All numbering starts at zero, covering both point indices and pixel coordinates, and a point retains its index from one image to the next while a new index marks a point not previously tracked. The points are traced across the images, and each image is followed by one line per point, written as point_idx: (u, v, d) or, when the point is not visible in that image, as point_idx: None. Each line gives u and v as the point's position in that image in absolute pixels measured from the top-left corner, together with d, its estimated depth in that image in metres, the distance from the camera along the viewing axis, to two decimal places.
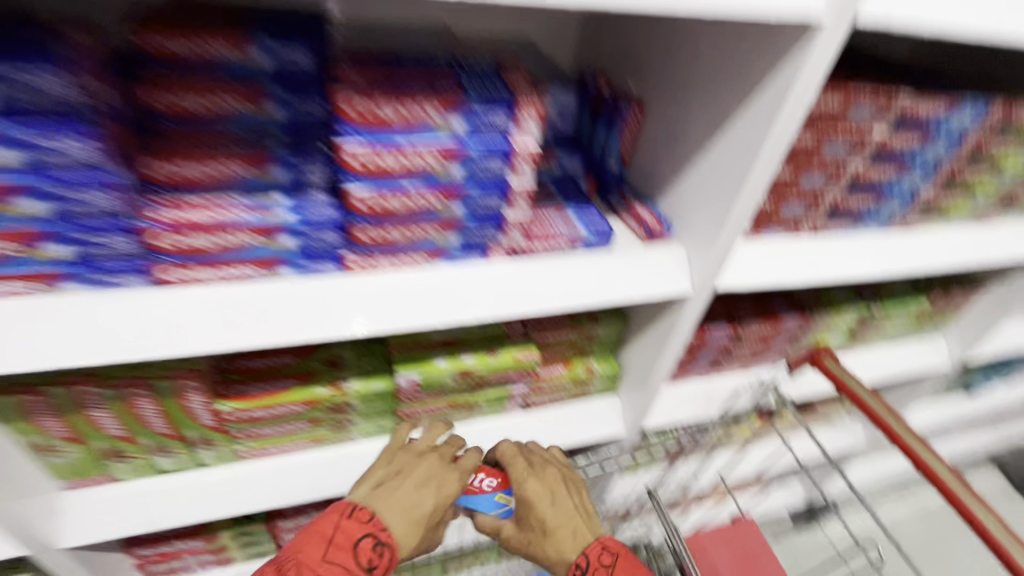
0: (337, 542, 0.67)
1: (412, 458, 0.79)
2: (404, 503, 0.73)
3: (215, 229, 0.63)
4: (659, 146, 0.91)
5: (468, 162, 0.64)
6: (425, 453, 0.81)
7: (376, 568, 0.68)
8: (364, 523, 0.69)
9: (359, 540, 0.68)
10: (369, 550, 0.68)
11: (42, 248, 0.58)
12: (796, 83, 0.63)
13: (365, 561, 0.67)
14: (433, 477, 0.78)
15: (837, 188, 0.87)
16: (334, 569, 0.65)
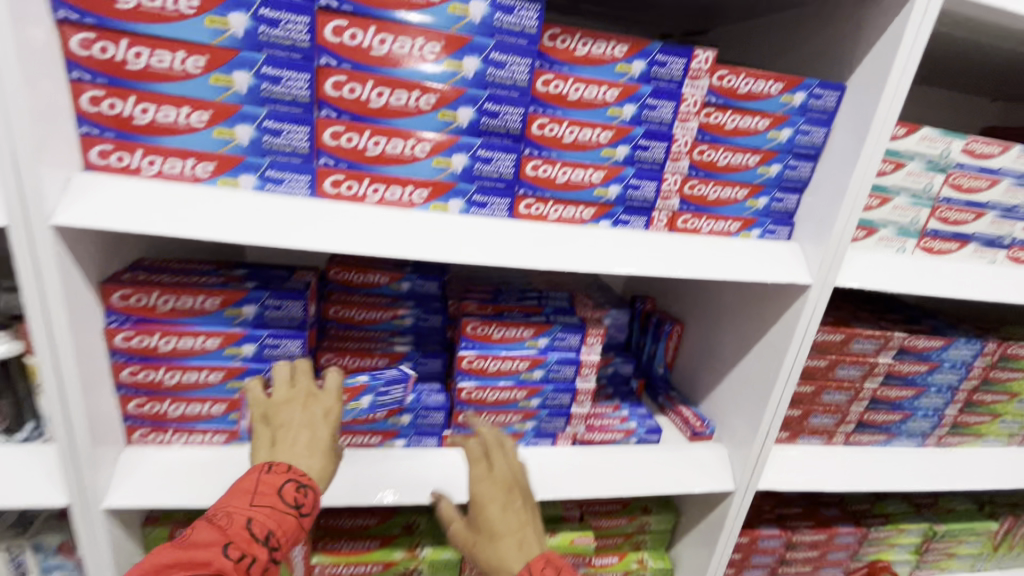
0: (261, 493, 0.66)
1: (296, 400, 0.73)
2: (305, 452, 0.70)
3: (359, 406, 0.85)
4: (696, 359, 1.11)
5: (547, 367, 0.85)
6: (299, 382, 0.75)
7: (298, 505, 0.68)
8: (282, 469, 0.68)
9: (279, 486, 0.67)
10: (291, 491, 0.67)
11: (244, 411, 0.81)
12: (800, 326, 0.84)
13: (288, 501, 0.66)
14: (313, 405, 0.73)
15: (860, 404, 1.00)
16: (263, 510, 0.65)
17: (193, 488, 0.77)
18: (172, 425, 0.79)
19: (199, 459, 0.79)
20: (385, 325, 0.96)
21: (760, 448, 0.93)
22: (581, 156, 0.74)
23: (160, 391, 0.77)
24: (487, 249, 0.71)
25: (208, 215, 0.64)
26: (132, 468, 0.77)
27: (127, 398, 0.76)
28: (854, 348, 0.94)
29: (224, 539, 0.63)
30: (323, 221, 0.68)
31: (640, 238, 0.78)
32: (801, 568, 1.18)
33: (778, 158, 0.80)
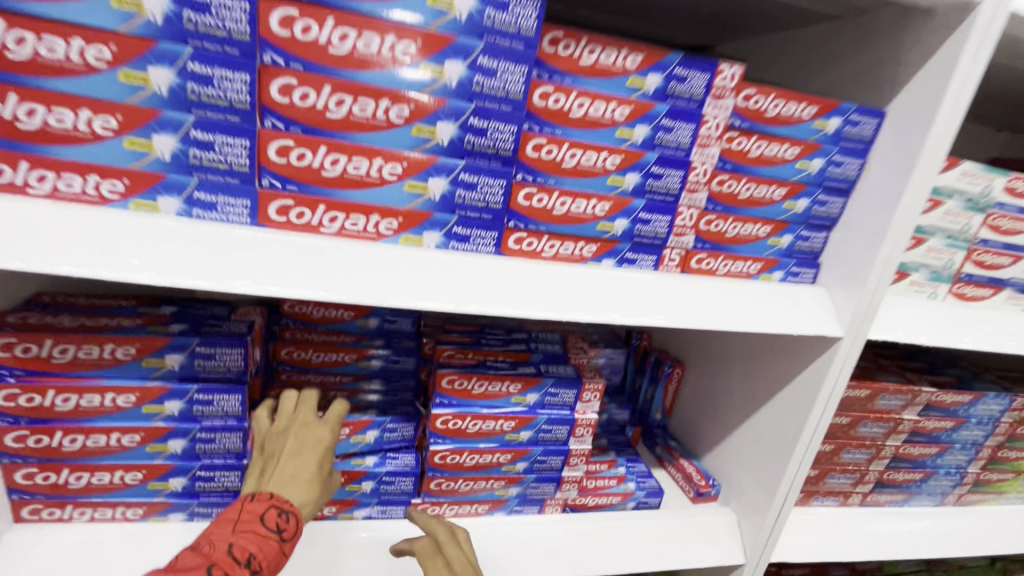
0: (245, 518, 0.54)
1: (291, 428, 0.61)
2: (287, 484, 0.57)
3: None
4: (697, 407, 1.00)
5: (536, 427, 0.73)
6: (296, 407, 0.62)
7: (284, 532, 0.55)
8: (265, 498, 0.56)
9: (264, 512, 0.55)
10: (278, 515, 0.55)
11: (168, 481, 0.66)
12: (826, 384, 0.73)
13: (271, 526, 0.54)
14: (307, 433, 0.60)
15: (879, 464, 0.90)
16: (248, 535, 0.53)
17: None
18: (71, 499, 0.64)
19: (103, 541, 0.64)
20: (348, 367, 0.82)
21: (775, 518, 0.82)
22: (583, 184, 0.62)
23: (58, 459, 0.62)
24: (469, 294, 0.58)
25: (107, 247, 0.50)
26: (14, 555, 0.61)
27: (17, 467, 0.61)
28: (878, 404, 0.84)
29: (207, 563, 0.50)
30: (261, 256, 0.54)
31: (650, 281, 0.66)
32: None
33: (806, 192, 0.70)
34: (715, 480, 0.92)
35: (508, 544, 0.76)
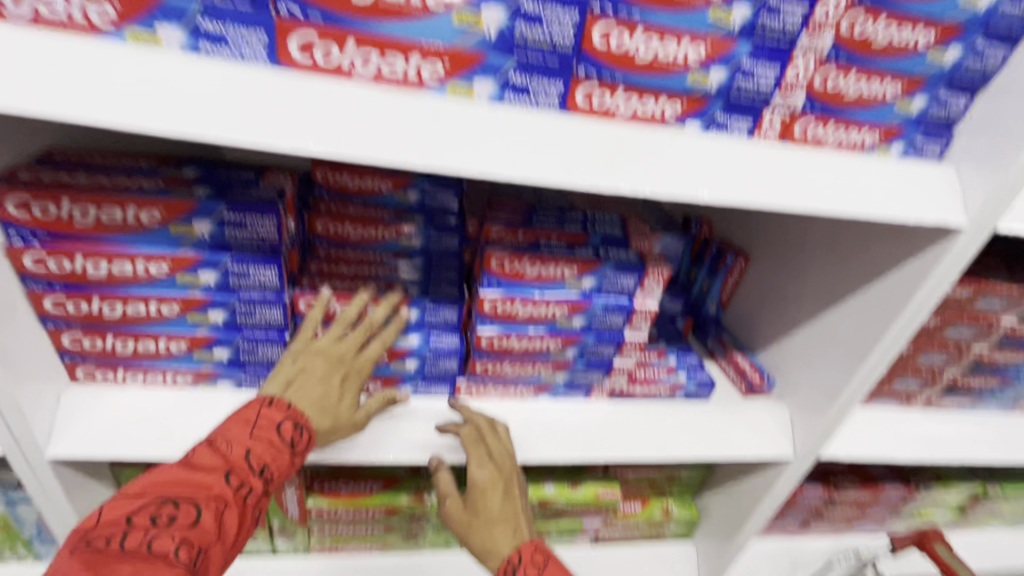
0: (261, 426, 0.58)
1: (333, 354, 0.62)
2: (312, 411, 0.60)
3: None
4: (761, 301, 0.92)
5: (590, 314, 0.67)
6: (343, 329, 0.64)
7: (295, 446, 0.59)
8: (284, 408, 0.59)
9: (279, 422, 0.58)
10: (292, 432, 0.59)
11: (211, 351, 0.65)
12: (927, 283, 0.64)
13: (285, 439, 0.58)
14: (341, 363, 0.62)
15: (957, 368, 0.83)
16: (262, 444, 0.57)
17: (154, 436, 0.64)
18: (120, 361, 0.64)
19: (157, 402, 0.65)
20: (389, 246, 0.76)
21: (833, 418, 0.77)
22: (676, 18, 0.49)
23: (101, 325, 0.61)
24: (527, 161, 0.49)
25: (107, 85, 0.42)
26: (77, 410, 0.63)
27: (63, 329, 0.60)
28: (976, 305, 0.75)
29: (224, 466, 0.54)
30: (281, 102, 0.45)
31: (743, 150, 0.54)
32: (835, 522, 1.10)
33: (960, 37, 0.54)
34: (771, 376, 0.87)
35: (553, 426, 0.75)
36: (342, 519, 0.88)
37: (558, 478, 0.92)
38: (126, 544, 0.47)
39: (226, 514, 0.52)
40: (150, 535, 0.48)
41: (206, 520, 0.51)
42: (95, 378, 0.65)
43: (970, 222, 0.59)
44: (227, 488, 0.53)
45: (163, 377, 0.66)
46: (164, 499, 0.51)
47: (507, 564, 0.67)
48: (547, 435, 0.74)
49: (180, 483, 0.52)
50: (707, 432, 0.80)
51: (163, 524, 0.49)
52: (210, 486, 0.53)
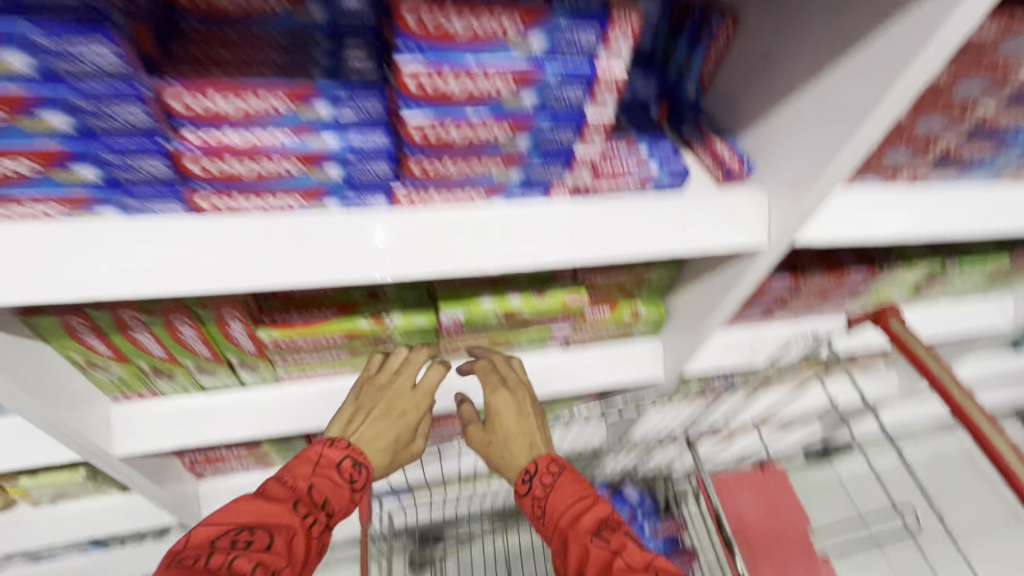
0: (323, 463, 0.81)
1: (375, 390, 0.86)
2: (381, 411, 0.85)
3: (258, 153, 0.56)
4: (747, 73, 0.79)
5: (542, 87, 0.54)
6: (399, 377, 0.86)
7: (354, 482, 0.82)
8: (341, 446, 0.82)
9: (342, 459, 0.81)
10: (349, 467, 0.81)
11: (74, 168, 0.52)
12: (951, 20, 0.51)
13: (344, 476, 0.81)
14: (395, 395, 0.86)
15: (953, 134, 0.75)
16: (325, 481, 0.79)
17: (40, 276, 0.54)
18: None
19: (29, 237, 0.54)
20: (284, 22, 0.62)
21: (816, 199, 0.70)
22: None
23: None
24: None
25: None
26: None
27: None
28: (999, 51, 0.63)
29: (293, 497, 0.76)
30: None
31: None
32: (797, 308, 1.13)
33: None
34: (751, 160, 0.78)
35: (509, 230, 0.67)
36: (301, 348, 0.85)
37: (523, 288, 0.88)
38: (209, 562, 0.64)
39: (292, 541, 0.72)
40: (229, 555, 0.65)
41: (276, 540, 0.70)
42: None
43: None
44: (293, 518, 0.74)
45: (30, 208, 0.54)
46: (239, 526, 0.69)
47: (526, 472, 0.89)
48: (503, 242, 0.67)
49: (254, 513, 0.72)
50: (678, 223, 0.73)
51: (241, 546, 0.67)
52: (281, 519, 0.73)
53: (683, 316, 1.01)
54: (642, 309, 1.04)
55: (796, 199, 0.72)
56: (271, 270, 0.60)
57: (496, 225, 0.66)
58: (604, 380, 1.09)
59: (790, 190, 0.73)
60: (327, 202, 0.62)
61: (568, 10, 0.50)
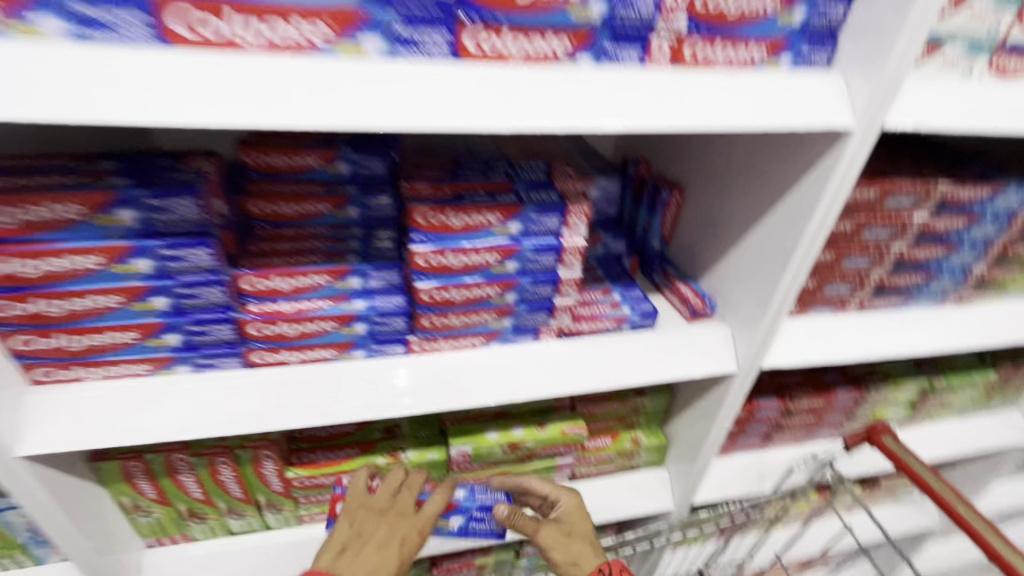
0: None
1: (371, 507, 0.81)
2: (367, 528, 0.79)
3: (294, 273, 0.69)
4: (699, 228, 0.96)
5: (522, 257, 0.71)
6: (394, 501, 0.82)
7: None
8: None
9: None
10: None
11: (163, 338, 0.68)
12: (841, 162, 0.65)
13: None
14: (400, 524, 0.80)
15: (882, 268, 0.88)
16: None
17: (142, 432, 0.68)
18: (86, 355, 0.67)
19: (138, 385, 0.69)
20: (317, 174, 0.77)
21: (768, 329, 0.82)
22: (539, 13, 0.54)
23: (25, 287, 0.60)
24: (488, 104, 0.53)
25: (41, 90, 0.43)
26: (75, 412, 0.67)
27: (38, 366, 0.66)
28: (887, 205, 0.79)
29: None
30: (121, 84, 0.45)
31: (635, 85, 0.58)
32: (796, 431, 1.17)
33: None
34: (713, 300, 0.92)
35: (497, 374, 0.80)
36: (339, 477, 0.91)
37: (525, 421, 0.96)
38: None
39: None
40: None
41: None
42: (84, 377, 0.68)
43: (861, 128, 0.63)
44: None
45: (146, 368, 0.70)
46: None
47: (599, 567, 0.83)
48: (497, 389, 0.79)
49: None
50: (641, 356, 0.85)
51: None
52: None
53: (685, 444, 1.06)
54: (642, 432, 1.10)
55: (760, 339, 0.84)
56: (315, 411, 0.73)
57: (492, 368, 0.80)
58: (611, 514, 1.08)
59: (766, 327, 0.82)
60: (311, 355, 0.74)
61: (593, 61, 0.58)
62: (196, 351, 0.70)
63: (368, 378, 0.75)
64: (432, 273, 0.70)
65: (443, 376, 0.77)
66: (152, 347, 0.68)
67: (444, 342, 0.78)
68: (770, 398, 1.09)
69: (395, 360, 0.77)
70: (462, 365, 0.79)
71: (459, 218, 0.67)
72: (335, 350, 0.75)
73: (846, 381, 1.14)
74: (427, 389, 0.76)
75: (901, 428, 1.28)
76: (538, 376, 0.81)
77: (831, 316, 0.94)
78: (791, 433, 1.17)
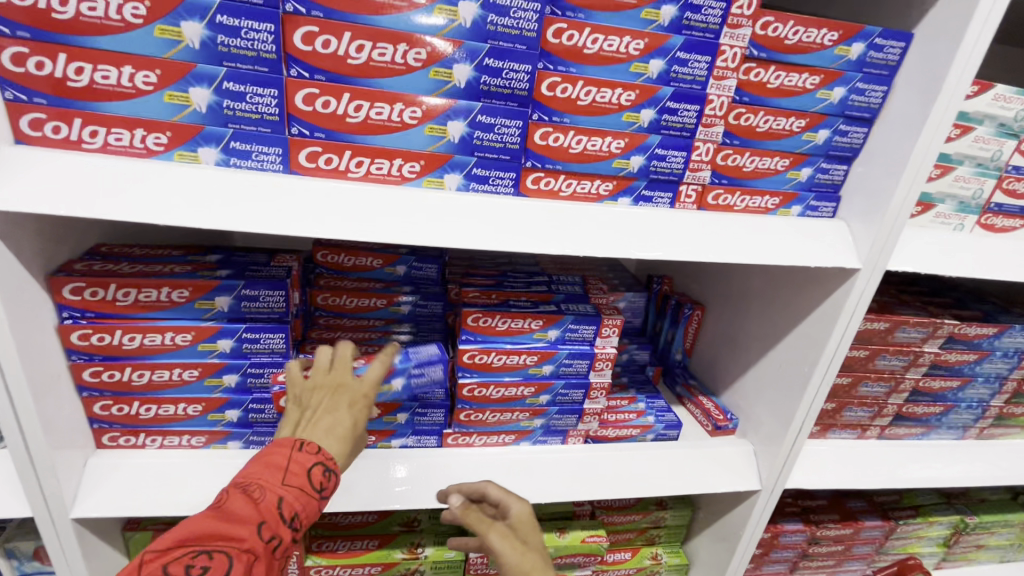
0: (292, 470, 0.57)
1: (312, 384, 0.63)
2: (332, 384, 0.63)
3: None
4: (718, 344, 1.02)
5: (557, 361, 0.77)
6: (336, 367, 0.64)
7: (325, 489, 0.59)
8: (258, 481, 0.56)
9: (312, 465, 0.58)
10: (310, 479, 0.58)
11: (224, 412, 0.74)
12: (851, 295, 0.73)
13: (315, 483, 0.58)
14: (342, 395, 0.62)
15: (898, 397, 0.92)
16: (291, 492, 0.56)
17: (186, 501, 0.71)
18: (153, 424, 0.72)
19: (192, 455, 0.74)
20: (379, 273, 0.87)
21: (790, 447, 0.85)
22: (590, 159, 0.65)
23: (119, 357, 0.67)
24: (541, 226, 0.63)
25: (199, 208, 0.55)
26: (130, 477, 0.71)
27: (110, 430, 0.72)
28: (897, 336, 0.85)
29: (258, 517, 0.54)
30: (254, 199, 0.57)
31: (665, 220, 0.68)
32: (824, 562, 1.12)
33: (810, 161, 0.72)
34: (734, 414, 0.95)
35: (526, 474, 0.82)
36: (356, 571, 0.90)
37: (546, 526, 0.96)
38: None
39: (254, 566, 0.53)
40: None
41: (237, 572, 0.52)
42: (145, 444, 0.74)
43: (867, 267, 0.71)
44: (257, 543, 0.54)
45: (203, 440, 0.75)
46: (195, 550, 0.52)
47: None
48: (525, 487, 0.81)
49: (209, 534, 0.52)
50: (665, 465, 0.87)
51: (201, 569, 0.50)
52: (242, 540, 0.53)
53: (707, 565, 1.03)
54: (663, 549, 1.07)
55: (785, 455, 0.86)
56: (350, 494, 0.76)
57: (521, 466, 0.82)
58: None
59: (789, 444, 0.85)
60: None
61: (630, 201, 0.68)
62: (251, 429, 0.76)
63: (403, 467, 0.79)
64: (475, 370, 0.76)
65: (474, 470, 0.80)
66: (212, 421, 0.74)
67: (477, 437, 0.82)
68: (795, 523, 1.07)
69: (430, 452, 0.81)
70: (493, 462, 0.82)
71: (505, 322, 0.75)
72: (374, 436, 0.80)
73: (874, 512, 1.12)
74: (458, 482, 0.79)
75: (938, 569, 1.21)
76: (565, 478, 0.83)
77: (853, 440, 0.96)
78: (818, 564, 1.13)
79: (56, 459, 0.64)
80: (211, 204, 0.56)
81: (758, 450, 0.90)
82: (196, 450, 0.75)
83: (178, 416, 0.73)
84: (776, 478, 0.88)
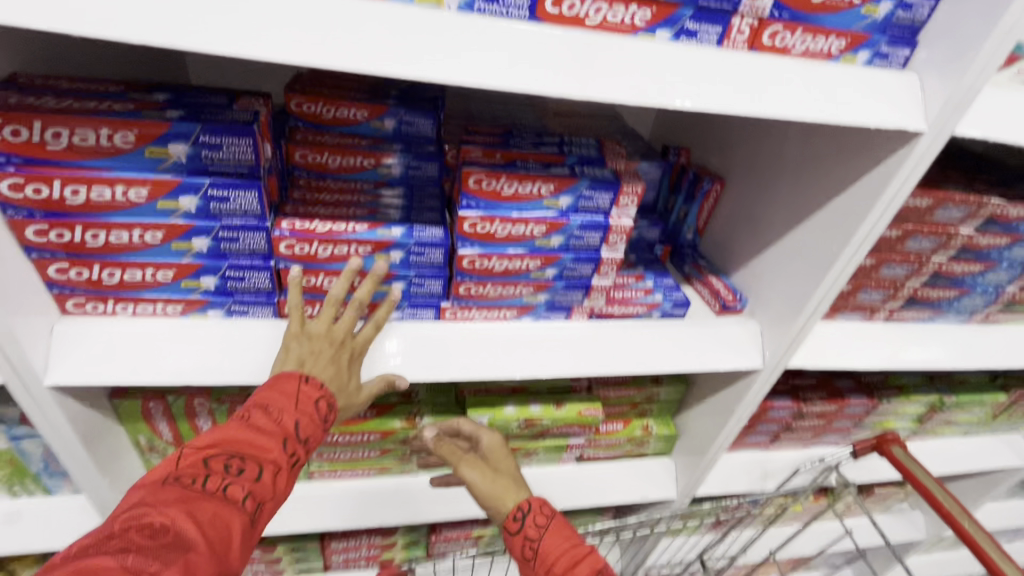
0: (304, 399, 0.62)
1: (319, 322, 0.66)
2: (338, 332, 0.66)
3: (337, 241, 0.67)
4: (735, 222, 0.95)
5: (568, 232, 0.69)
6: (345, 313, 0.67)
7: (327, 421, 0.64)
8: (288, 389, 0.61)
9: (318, 399, 0.63)
10: (321, 407, 0.63)
11: (199, 279, 0.66)
12: (906, 164, 0.64)
13: (323, 414, 0.63)
14: (346, 347, 0.67)
15: (917, 280, 0.88)
16: (305, 420, 0.61)
17: (166, 372, 0.66)
18: (120, 290, 0.66)
19: (170, 325, 0.68)
20: (364, 128, 0.76)
21: (801, 327, 0.81)
22: None
23: (66, 214, 0.58)
24: (563, 61, 0.51)
25: (122, 15, 0.42)
26: (103, 347, 0.65)
27: (72, 297, 0.65)
28: (935, 215, 0.78)
29: (280, 435, 0.58)
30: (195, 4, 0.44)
31: (712, 60, 0.56)
32: (804, 434, 1.18)
33: None
34: (744, 294, 0.91)
35: (528, 349, 0.79)
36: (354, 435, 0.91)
37: (543, 398, 0.96)
38: (205, 486, 0.50)
39: (279, 477, 0.56)
40: (225, 481, 0.51)
41: (266, 479, 0.54)
42: (116, 311, 0.67)
43: (932, 130, 0.61)
44: (281, 457, 0.57)
45: (179, 308, 0.69)
46: (228, 453, 0.54)
47: (517, 511, 0.77)
48: (526, 362, 0.78)
49: (240, 442, 0.55)
50: (670, 343, 0.84)
51: (235, 472, 0.53)
52: (269, 452, 0.56)
53: (696, 435, 1.06)
54: (653, 420, 1.10)
55: (795, 336, 0.83)
56: None
57: (522, 341, 0.79)
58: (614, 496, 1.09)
59: (801, 325, 0.81)
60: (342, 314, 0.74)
61: (670, 36, 0.56)
62: (230, 299, 0.69)
63: (398, 341, 0.74)
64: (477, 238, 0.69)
65: (474, 345, 0.77)
66: (186, 289, 0.67)
67: (477, 311, 0.78)
68: (786, 399, 1.10)
69: (427, 326, 0.76)
70: (494, 337, 0.78)
71: (512, 186, 0.66)
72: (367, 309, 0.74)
73: (861, 391, 1.15)
74: (457, 356, 0.76)
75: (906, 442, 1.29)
76: (568, 354, 0.80)
77: (862, 324, 0.93)
78: (798, 435, 1.18)
79: (14, 326, 0.58)
80: (137, 9, 0.43)
81: (768, 331, 0.87)
82: (172, 320, 0.69)
83: (146, 283, 0.65)
84: (780, 358, 0.86)
